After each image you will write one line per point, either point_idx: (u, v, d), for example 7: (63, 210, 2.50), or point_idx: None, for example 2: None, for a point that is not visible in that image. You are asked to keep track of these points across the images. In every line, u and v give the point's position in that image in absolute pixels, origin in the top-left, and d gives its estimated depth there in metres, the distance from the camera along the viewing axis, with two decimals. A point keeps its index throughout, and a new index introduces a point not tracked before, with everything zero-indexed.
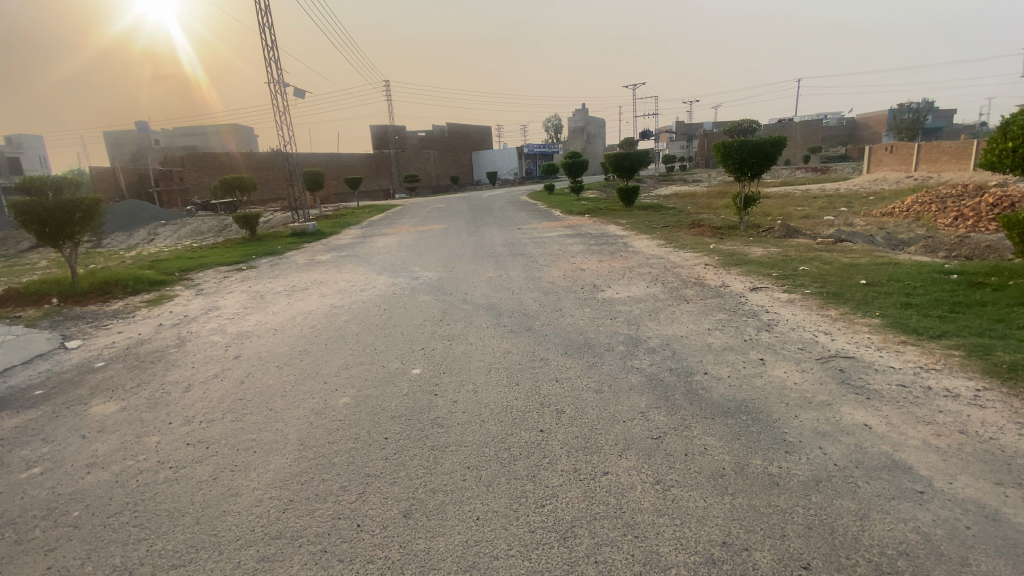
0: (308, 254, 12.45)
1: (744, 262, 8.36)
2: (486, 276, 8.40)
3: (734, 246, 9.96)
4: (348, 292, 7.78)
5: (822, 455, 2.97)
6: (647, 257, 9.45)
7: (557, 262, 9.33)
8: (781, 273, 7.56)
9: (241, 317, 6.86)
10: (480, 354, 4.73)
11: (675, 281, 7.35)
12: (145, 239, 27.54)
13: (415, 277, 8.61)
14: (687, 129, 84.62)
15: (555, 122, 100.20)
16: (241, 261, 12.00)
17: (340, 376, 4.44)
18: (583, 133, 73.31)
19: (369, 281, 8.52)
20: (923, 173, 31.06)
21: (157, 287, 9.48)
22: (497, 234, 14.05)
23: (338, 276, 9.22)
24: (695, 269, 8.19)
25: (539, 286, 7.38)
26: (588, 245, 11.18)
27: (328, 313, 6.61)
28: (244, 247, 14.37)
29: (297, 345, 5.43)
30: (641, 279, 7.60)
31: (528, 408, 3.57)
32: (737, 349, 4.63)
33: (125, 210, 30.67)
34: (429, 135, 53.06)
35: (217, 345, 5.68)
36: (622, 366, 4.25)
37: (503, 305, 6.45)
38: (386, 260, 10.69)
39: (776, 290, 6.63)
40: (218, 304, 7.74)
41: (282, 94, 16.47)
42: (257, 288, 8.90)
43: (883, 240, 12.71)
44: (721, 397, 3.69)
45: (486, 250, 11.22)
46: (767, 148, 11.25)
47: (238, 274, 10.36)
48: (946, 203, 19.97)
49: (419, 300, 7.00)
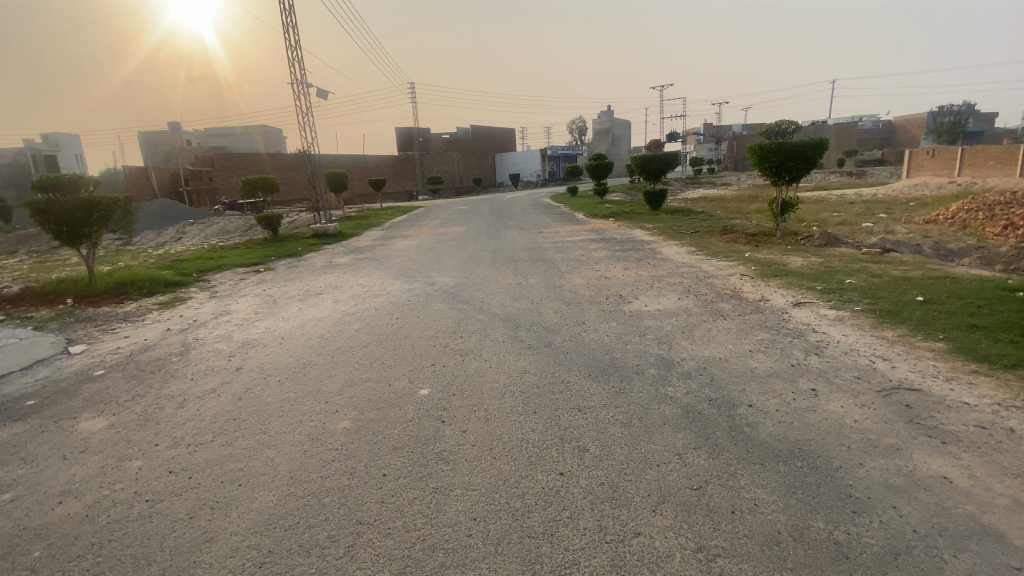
0: (326, 256, 12.27)
1: (783, 273, 7.76)
2: (506, 283, 8.01)
3: (771, 255, 9.34)
4: (362, 298, 7.47)
5: (899, 518, 2.46)
6: (676, 265, 8.90)
7: (580, 269, 8.87)
8: (825, 286, 6.95)
9: (250, 323, 6.60)
10: (495, 374, 4.32)
11: (708, 293, 6.82)
12: (173, 237, 28.04)
13: (431, 283, 8.27)
14: (715, 132, 82.98)
15: (581, 124, 99.41)
16: (259, 262, 11.88)
17: (343, 395, 4.10)
18: (608, 135, 72.52)
19: (384, 286, 8.22)
20: (966, 179, 29.46)
21: (173, 288, 9.36)
22: (519, 237, 13.64)
23: (353, 280, 8.95)
24: (730, 279, 7.64)
25: (561, 296, 6.95)
26: (614, 251, 10.68)
27: (338, 321, 6.30)
28: (264, 248, 14.31)
29: (302, 356, 5.12)
30: (671, 290, 7.10)
31: (546, 444, 3.15)
32: (783, 377, 4.12)
33: (155, 209, 31.31)
34: (452, 136, 53.07)
35: (220, 355, 5.41)
36: (653, 395, 3.79)
37: (522, 316, 6.04)
38: (403, 264, 10.40)
39: (821, 306, 6.05)
40: (228, 308, 7.55)
41: (305, 95, 16.44)
42: (270, 291, 8.69)
43: (932, 250, 11.85)
44: (770, 437, 3.20)
45: (507, 255, 10.83)
46: (807, 151, 10.59)
47: (254, 277, 10.20)
48: (994, 211, 18.75)
49: (434, 309, 6.64)
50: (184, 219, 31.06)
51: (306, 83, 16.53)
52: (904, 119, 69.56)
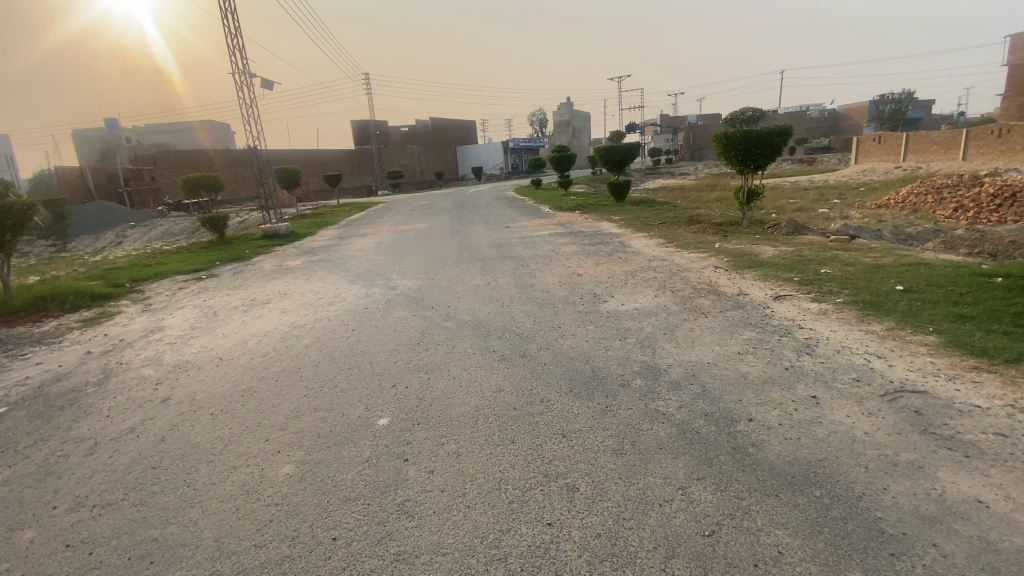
0: (277, 259, 11.42)
1: (758, 264, 7.54)
2: (472, 284, 7.51)
3: (742, 245, 9.16)
4: (315, 307, 6.80)
5: (943, 559, 2.11)
6: (648, 259, 8.58)
7: (550, 266, 8.43)
8: (802, 277, 6.75)
9: (185, 342, 5.84)
10: (464, 393, 3.82)
11: (685, 289, 6.51)
12: (113, 243, 26.12)
13: (392, 286, 7.65)
14: (672, 122, 84.60)
15: (541, 116, 98.99)
16: (202, 268, 10.92)
17: (287, 430, 3.51)
18: (568, 126, 72.61)
19: (339, 292, 7.55)
20: (911, 164, 30.63)
21: (101, 302, 8.39)
22: (484, 233, 13.12)
23: (305, 285, 8.24)
24: (705, 272, 7.37)
25: (532, 297, 6.50)
26: (583, 245, 10.29)
27: (286, 336, 5.63)
28: (209, 252, 13.25)
29: (242, 381, 4.47)
30: (647, 286, 6.75)
31: (528, 484, 2.68)
32: (779, 383, 3.78)
33: (91, 212, 29.08)
34: (411, 129, 51.70)
35: (145, 383, 4.67)
36: (644, 412, 3.38)
37: (491, 322, 5.54)
38: (362, 265, 9.72)
39: (802, 299, 5.81)
40: (162, 324, 6.73)
41: (249, 85, 15.30)
42: (212, 301, 7.88)
43: (891, 234, 12.03)
44: (779, 460, 2.83)
45: (472, 253, 10.29)
46: (773, 139, 10.44)
47: (195, 285, 9.31)
48: (941, 195, 19.43)
49: (395, 316, 6.06)
50: (124, 222, 28.96)
51: (249, 72, 15.37)
52: (849, 107, 72.32)
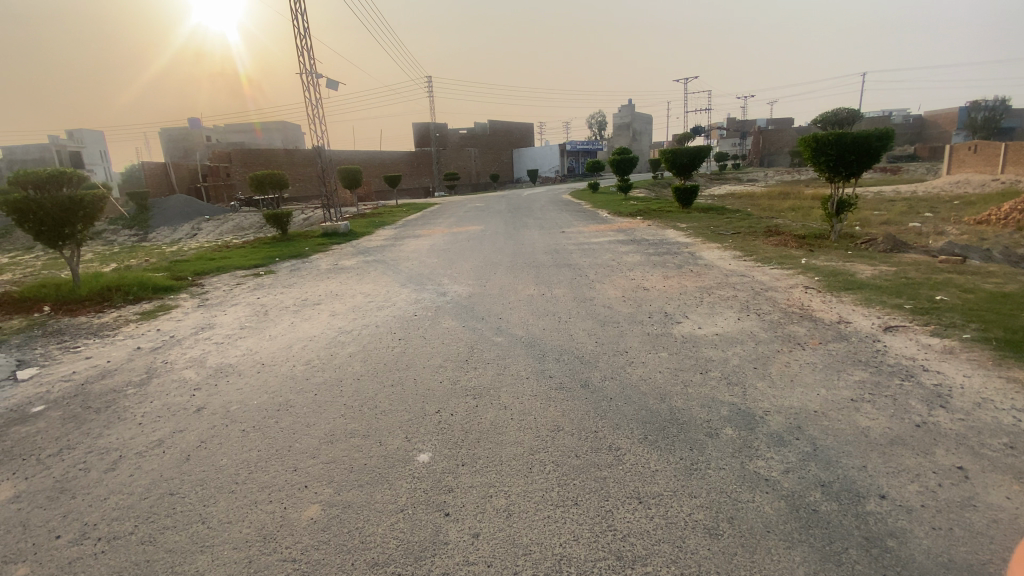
0: (333, 257, 11.40)
1: (857, 287, 6.60)
2: (527, 293, 7.01)
3: (832, 262, 8.14)
4: (362, 311, 6.49)
5: None
6: (723, 274, 7.75)
7: (612, 278, 7.78)
8: (913, 304, 5.78)
9: (230, 342, 5.67)
10: (519, 429, 3.29)
11: (773, 312, 5.72)
12: (188, 235, 27.66)
13: (443, 292, 7.26)
14: (739, 127, 81.10)
15: (600, 119, 97.44)
16: (260, 264, 11.03)
17: (317, 459, 3.11)
18: (629, 130, 70.95)
19: (388, 295, 7.25)
20: (1015, 175, 27.47)
21: (162, 295, 8.53)
22: (540, 238, 12.61)
23: (357, 286, 8.03)
24: (793, 293, 6.51)
25: (593, 312, 5.92)
26: (647, 255, 9.53)
27: (329, 343, 5.31)
28: (270, 248, 13.47)
29: (278, 393, 4.15)
30: (725, 307, 5.98)
31: (597, 569, 2.12)
32: (913, 447, 3.00)
33: (172, 205, 30.98)
34: (470, 131, 52.05)
35: (182, 387, 4.45)
36: (740, 476, 2.73)
37: (548, 340, 4.99)
38: (414, 268, 9.45)
39: (919, 333, 4.88)
40: (213, 321, 6.65)
41: (314, 85, 15.54)
42: (264, 299, 7.80)
43: (1007, 255, 10.50)
44: (936, 564, 2.12)
45: (527, 259, 9.79)
46: (872, 143, 9.29)
47: (252, 281, 9.34)
48: None
49: (444, 326, 5.63)
50: (199, 215, 30.63)
51: (316, 72, 15.62)
52: (941, 112, 66.43)
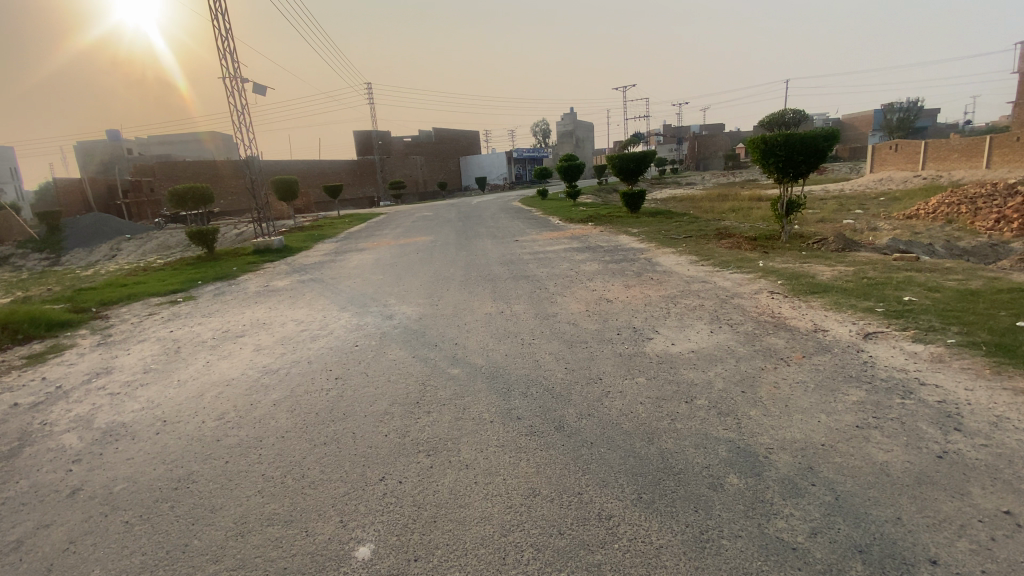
0: (265, 277, 10.33)
1: (823, 290, 6.42)
2: (485, 311, 6.39)
3: (790, 264, 8.02)
4: (295, 342, 5.63)
5: None
6: (686, 281, 7.42)
7: (573, 289, 7.28)
8: (884, 307, 5.59)
9: (130, 392, 4.69)
10: (487, 498, 2.65)
11: (746, 321, 5.37)
12: (106, 257, 25.15)
13: (389, 314, 6.50)
14: (677, 131, 84.19)
15: (545, 125, 98.04)
16: (180, 289, 9.80)
17: (224, 565, 2.35)
18: (573, 136, 71.96)
19: (326, 321, 6.40)
20: (930, 172, 29.51)
21: (56, 331, 7.27)
22: (493, 248, 12.03)
23: (291, 311, 7.13)
24: (762, 299, 6.24)
25: (558, 330, 5.37)
26: (606, 263, 9.12)
27: (252, 388, 4.45)
28: (193, 270, 12.13)
29: (179, 463, 3.30)
30: (696, 318, 5.58)
31: None
32: (941, 487, 2.60)
33: (85, 224, 28.15)
34: (414, 139, 50.94)
35: (53, 460, 3.50)
36: (761, 547, 2.22)
37: (511, 368, 4.36)
38: (357, 286, 8.60)
39: (900, 339, 4.62)
40: (115, 364, 5.59)
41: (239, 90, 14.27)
42: (181, 331, 6.75)
43: (944, 250, 10.89)
44: None
45: (481, 271, 9.17)
46: (819, 143, 9.33)
47: (169, 309, 8.18)
48: (976, 205, 18.26)
49: (390, 357, 4.89)
50: (118, 234, 27.97)
51: (240, 75, 14.37)
52: (857, 115, 71.42)
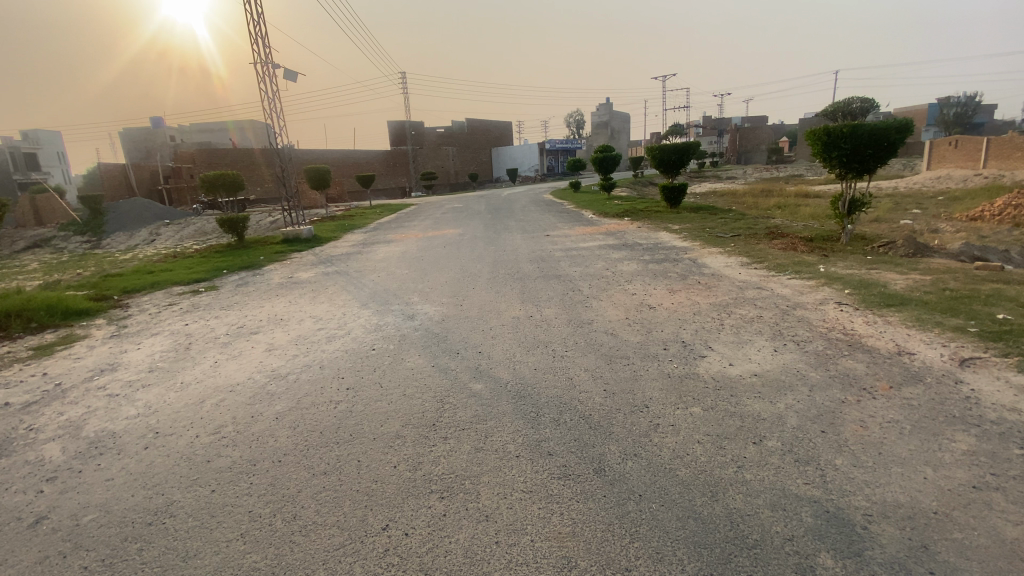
0: (289, 268, 10.07)
1: (897, 302, 5.62)
2: (513, 314, 5.87)
3: (854, 271, 7.18)
4: (308, 343, 5.23)
5: None
6: (736, 287, 6.71)
7: (610, 293, 6.66)
8: (977, 326, 4.78)
9: (129, 395, 4.35)
10: (508, 570, 2.12)
11: (812, 339, 4.68)
12: (145, 241, 25.71)
13: (411, 314, 6.04)
14: (716, 125, 81.51)
15: (579, 118, 96.49)
16: (203, 278, 9.61)
17: None
18: (607, 128, 70.55)
19: (344, 320, 5.99)
20: (993, 171, 27.37)
21: (75, 320, 7.12)
22: (523, 243, 11.48)
23: (310, 307, 6.77)
24: (827, 311, 5.49)
25: (593, 341, 4.79)
26: (645, 263, 8.44)
27: (255, 397, 4.04)
28: (221, 258, 12.02)
29: (162, 490, 2.90)
30: (753, 333, 4.90)
31: None
32: None
33: (127, 209, 28.88)
34: (447, 129, 50.64)
35: (31, 477, 3.15)
36: None
37: (541, 387, 3.82)
38: (379, 281, 8.20)
39: (1007, 368, 3.86)
40: (122, 360, 5.31)
41: (271, 75, 14.03)
42: (195, 324, 6.45)
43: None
44: None
45: (509, 269, 8.65)
46: (890, 135, 8.39)
47: (189, 300, 7.97)
48: None
49: (407, 365, 4.41)
50: (158, 219, 28.59)
51: (271, 61, 14.15)
52: (911, 109, 67.49)
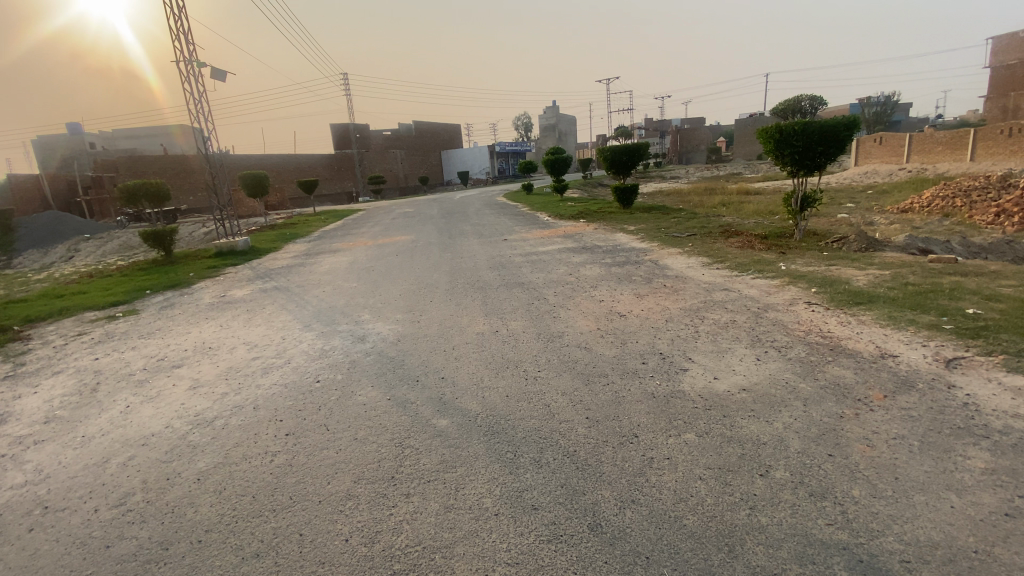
0: (224, 285, 9.15)
1: (866, 299, 5.55)
2: (476, 329, 5.40)
3: (815, 267, 7.17)
4: (243, 376, 4.55)
5: None
6: (704, 289, 6.49)
7: (577, 300, 6.30)
8: (950, 322, 4.72)
9: (14, 457, 3.55)
10: None
11: (794, 344, 4.46)
12: (62, 258, 23.35)
13: (361, 335, 5.42)
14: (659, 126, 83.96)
15: (527, 120, 96.95)
16: (122, 301, 8.54)
17: None
18: (555, 130, 71.19)
19: (286, 345, 5.31)
20: (915, 165, 29.30)
21: None
22: (480, 249, 11.02)
23: (247, 330, 6.03)
24: (800, 312, 5.34)
25: (567, 358, 4.38)
26: (608, 267, 8.15)
27: (174, 451, 3.37)
28: (145, 276, 10.84)
29: None
30: (731, 339, 4.63)
31: None
32: None
33: (39, 223, 26.19)
34: (393, 133, 49.37)
35: None
36: None
37: (516, 418, 3.36)
38: (327, 297, 7.50)
39: (992, 368, 3.73)
40: (11, 408, 4.43)
41: (196, 74, 12.87)
42: (108, 358, 5.57)
43: (961, 247, 10.21)
44: None
45: (468, 277, 8.16)
46: (839, 132, 8.51)
47: (104, 327, 6.99)
48: (971, 198, 17.80)
49: (359, 399, 3.85)
50: (77, 234, 26.10)
51: (196, 59, 12.99)
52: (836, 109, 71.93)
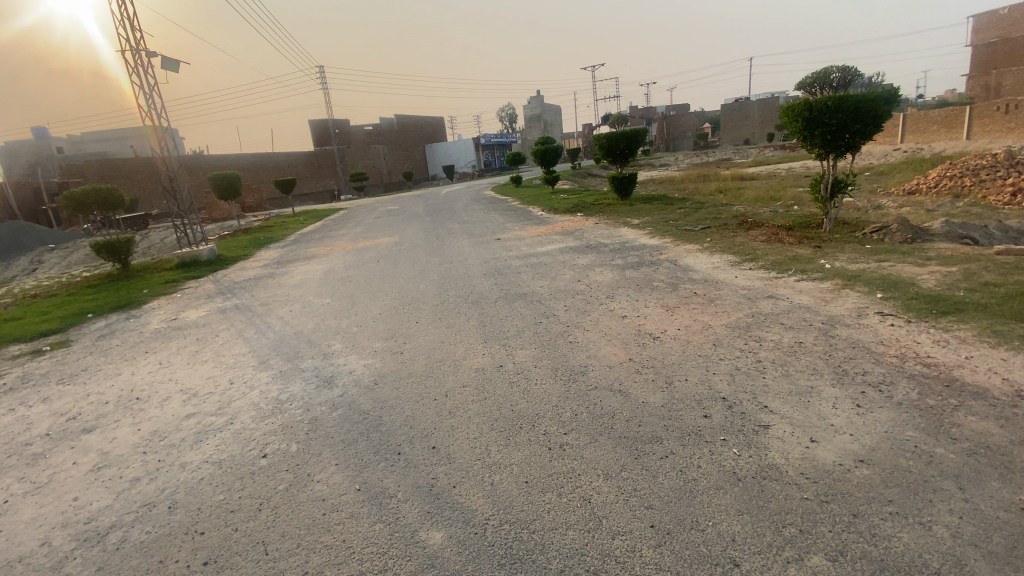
0: (178, 305, 7.92)
1: (951, 308, 4.51)
2: (475, 363, 4.27)
3: (864, 265, 6.17)
4: (167, 449, 3.39)
5: None
6: (743, 297, 5.43)
7: (594, 317, 5.20)
8: None
9: None
10: None
11: (894, 379, 3.38)
12: (23, 271, 21.78)
13: (329, 377, 4.27)
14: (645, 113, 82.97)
15: (511, 111, 95.42)
16: (56, 329, 7.28)
17: None
18: (540, 121, 69.91)
19: (232, 395, 4.14)
20: (910, 145, 28.61)
21: None
22: (471, 250, 9.89)
23: (190, 370, 4.85)
24: (875, 327, 4.28)
25: (599, 412, 3.25)
26: (621, 270, 7.05)
27: None
28: (91, 295, 9.53)
29: None
30: (809, 374, 3.56)
31: None
32: None
33: None
34: (375, 128, 47.76)
35: None
36: None
37: (547, 531, 2.25)
38: (293, 318, 6.34)
39: None
40: None
41: (144, 65, 11.47)
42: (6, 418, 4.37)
43: (999, 230, 9.24)
44: None
45: (460, 287, 7.03)
46: (879, 108, 7.48)
47: (20, 368, 5.76)
48: (981, 176, 16.95)
49: (317, 493, 2.71)
50: (40, 244, 24.46)
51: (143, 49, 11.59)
52: None
